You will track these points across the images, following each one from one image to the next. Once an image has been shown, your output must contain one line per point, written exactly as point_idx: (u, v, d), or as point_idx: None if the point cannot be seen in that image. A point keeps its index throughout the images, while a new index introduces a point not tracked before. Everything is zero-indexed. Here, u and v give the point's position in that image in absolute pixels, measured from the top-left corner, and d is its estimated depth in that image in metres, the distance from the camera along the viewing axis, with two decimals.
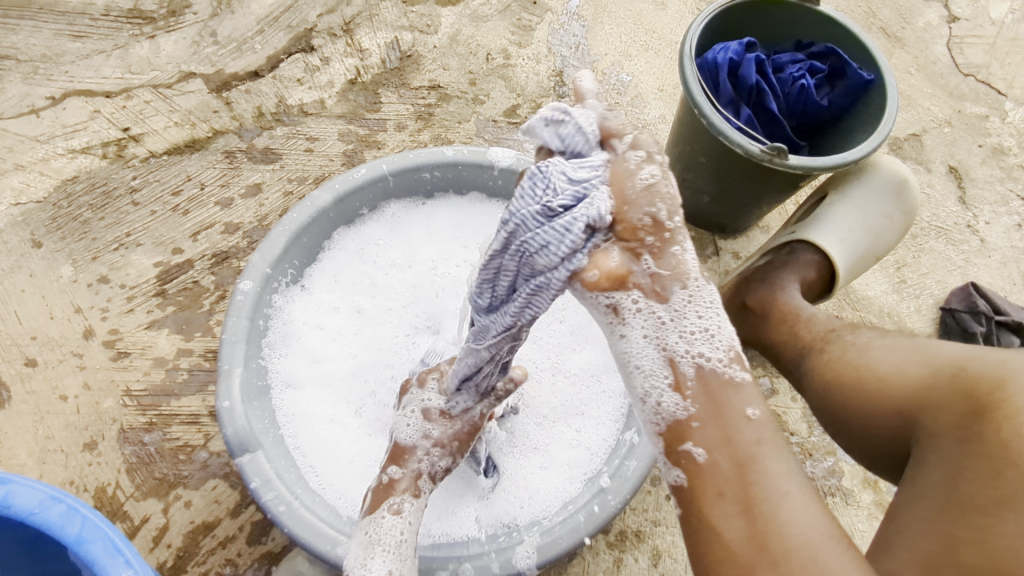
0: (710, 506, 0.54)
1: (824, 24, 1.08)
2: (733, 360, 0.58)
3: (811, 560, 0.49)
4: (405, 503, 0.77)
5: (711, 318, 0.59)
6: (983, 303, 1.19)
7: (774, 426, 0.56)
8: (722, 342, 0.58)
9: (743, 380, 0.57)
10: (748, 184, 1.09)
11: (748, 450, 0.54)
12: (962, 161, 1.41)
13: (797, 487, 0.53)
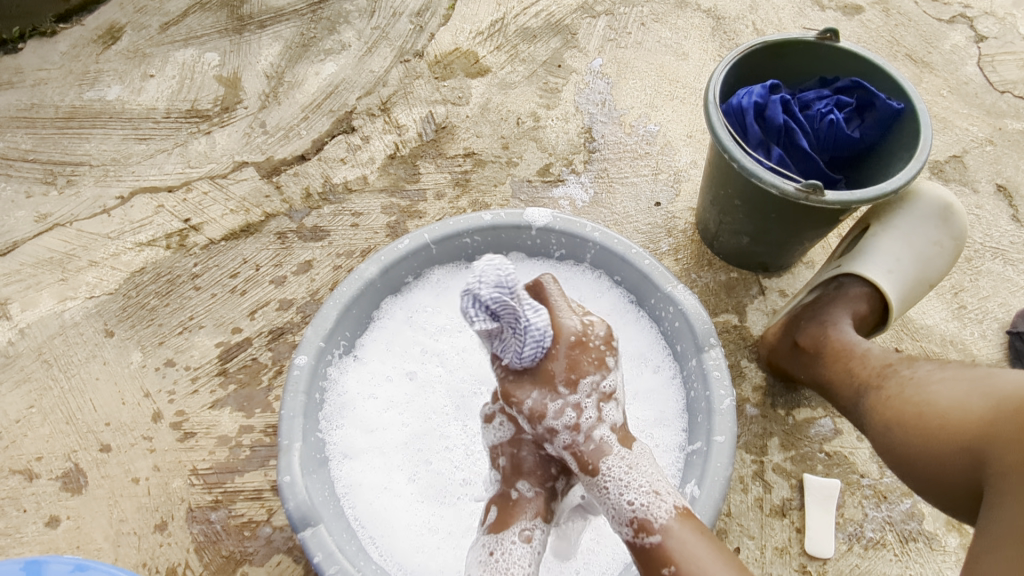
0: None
1: (847, 60, 1.09)
2: (659, 502, 0.77)
3: None
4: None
5: (638, 476, 0.80)
6: None
7: (700, 545, 0.73)
8: (640, 490, 0.79)
9: (666, 515, 0.76)
10: (786, 222, 1.08)
11: (675, 564, 0.72)
12: (1010, 179, 1.38)
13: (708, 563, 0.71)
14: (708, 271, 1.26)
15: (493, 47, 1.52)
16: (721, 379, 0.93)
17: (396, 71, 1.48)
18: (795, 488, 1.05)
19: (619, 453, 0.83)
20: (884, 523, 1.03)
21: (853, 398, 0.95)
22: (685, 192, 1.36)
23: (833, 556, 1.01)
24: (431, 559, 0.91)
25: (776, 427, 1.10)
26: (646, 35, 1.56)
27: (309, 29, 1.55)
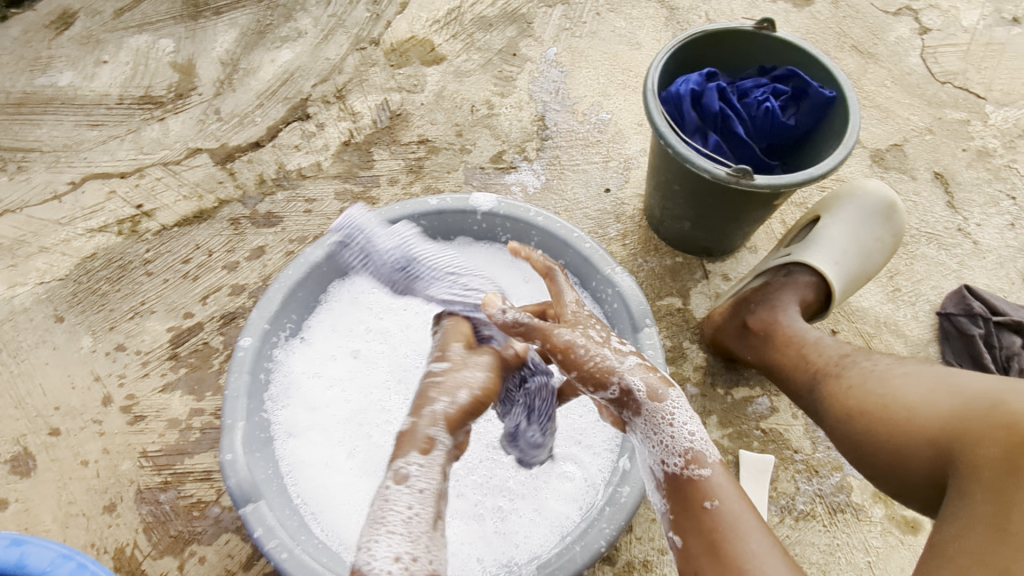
0: (681, 525, 0.70)
1: (785, 49, 1.13)
2: (692, 460, 0.72)
3: None
4: (411, 468, 0.72)
5: (675, 426, 0.74)
6: (979, 305, 1.19)
7: (742, 508, 0.68)
8: (678, 448, 0.74)
9: (703, 474, 0.71)
10: (723, 207, 1.12)
11: (715, 531, 0.67)
12: (947, 166, 1.43)
13: (767, 560, 0.63)
14: (655, 256, 1.29)
15: (449, 35, 1.54)
16: (654, 356, 0.96)
17: (352, 59, 1.49)
18: (731, 463, 1.09)
19: (656, 397, 0.76)
20: (815, 496, 1.07)
21: (803, 383, 0.98)
22: (635, 179, 1.39)
23: None
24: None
25: (715, 406, 1.14)
26: (601, 25, 1.58)
27: (265, 16, 1.55)
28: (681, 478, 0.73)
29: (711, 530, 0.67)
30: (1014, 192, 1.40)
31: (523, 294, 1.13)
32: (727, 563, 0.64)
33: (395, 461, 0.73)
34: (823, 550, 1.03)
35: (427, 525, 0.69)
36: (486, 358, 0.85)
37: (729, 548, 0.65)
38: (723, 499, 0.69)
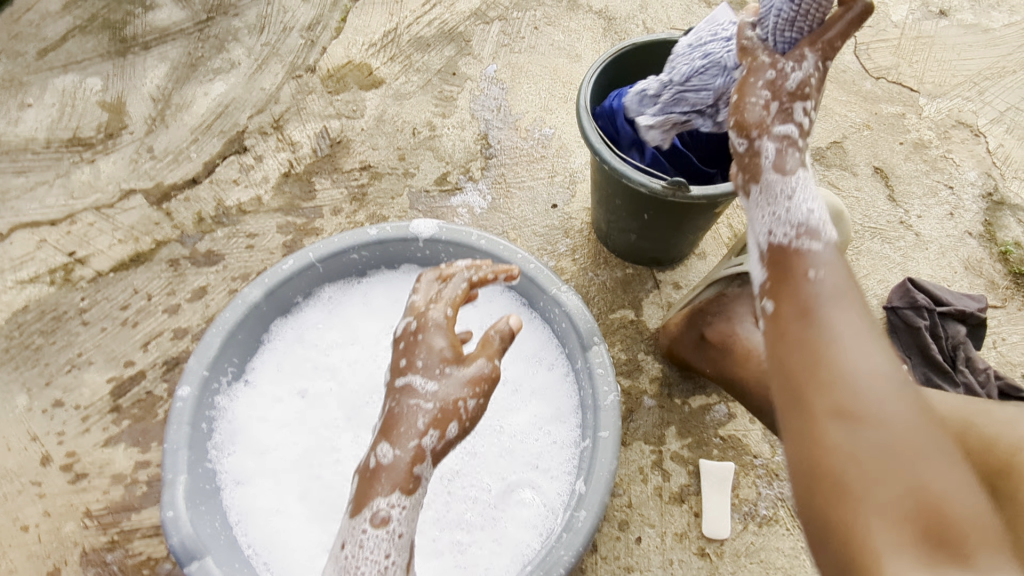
0: (781, 313, 0.64)
1: None
2: (805, 232, 0.68)
3: (849, 390, 0.57)
4: (391, 510, 0.71)
5: (793, 202, 0.70)
6: (922, 297, 1.20)
7: (853, 300, 0.63)
8: (793, 220, 0.69)
9: (812, 245, 0.67)
10: (664, 218, 1.12)
11: (826, 342, 0.60)
12: (886, 160, 1.45)
13: (871, 376, 0.57)
14: (605, 269, 1.29)
15: (387, 58, 1.52)
16: (604, 375, 0.96)
17: (288, 87, 1.47)
18: (692, 473, 1.09)
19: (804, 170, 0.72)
20: (777, 500, 1.07)
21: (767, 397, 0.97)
22: (581, 193, 1.38)
23: (729, 536, 1.04)
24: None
25: (673, 416, 1.14)
26: (539, 39, 1.58)
27: (196, 49, 1.52)
28: (794, 271, 0.66)
29: (802, 341, 0.61)
30: (951, 182, 1.43)
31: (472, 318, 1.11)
32: (832, 360, 0.59)
33: (373, 501, 0.72)
34: (788, 554, 1.03)
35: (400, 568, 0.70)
36: (448, 353, 0.79)
37: (826, 367, 0.58)
38: (830, 308, 0.62)
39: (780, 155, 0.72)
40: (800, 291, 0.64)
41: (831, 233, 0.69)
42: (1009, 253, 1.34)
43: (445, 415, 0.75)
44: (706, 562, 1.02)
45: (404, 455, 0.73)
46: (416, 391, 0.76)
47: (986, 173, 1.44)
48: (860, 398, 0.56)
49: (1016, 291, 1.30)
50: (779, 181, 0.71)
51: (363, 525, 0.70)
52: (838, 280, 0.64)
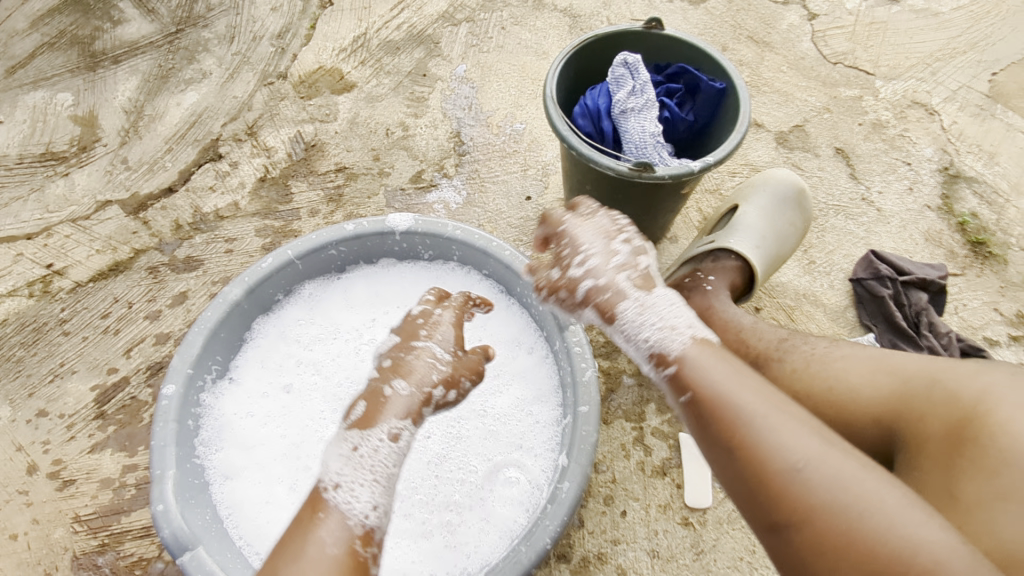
0: (692, 420, 0.67)
1: (675, 46, 1.17)
2: (662, 357, 0.72)
3: (780, 476, 0.58)
4: (404, 430, 0.75)
5: (643, 332, 0.75)
6: (885, 267, 1.25)
7: (737, 387, 0.65)
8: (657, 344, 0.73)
9: (682, 351, 0.71)
10: (633, 201, 1.15)
11: (733, 425, 0.62)
12: (846, 141, 1.50)
13: (768, 419, 0.61)
14: None
15: (357, 62, 1.54)
16: (582, 352, 0.98)
17: (260, 94, 1.48)
18: (673, 447, 1.12)
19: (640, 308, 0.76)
20: None
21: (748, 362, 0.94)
22: (554, 184, 1.41)
23: (712, 505, 1.07)
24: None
25: (653, 393, 1.17)
26: (506, 38, 1.61)
27: (167, 61, 1.53)
28: (696, 389, 0.67)
29: (742, 449, 0.61)
30: (909, 159, 1.48)
31: None
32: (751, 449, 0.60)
33: (389, 418, 0.75)
34: None
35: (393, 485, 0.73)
36: (459, 328, 0.87)
37: (776, 456, 0.59)
38: (748, 410, 0.62)
39: (614, 297, 0.78)
40: (715, 413, 0.64)
41: (707, 341, 0.72)
42: (966, 224, 1.39)
43: (455, 376, 0.81)
44: (690, 530, 1.05)
45: (418, 394, 0.78)
46: (438, 343, 0.83)
47: (941, 149, 1.50)
48: (784, 465, 0.58)
49: (974, 259, 1.34)
50: (627, 318, 0.76)
51: (380, 436, 0.73)
52: (740, 377, 0.66)
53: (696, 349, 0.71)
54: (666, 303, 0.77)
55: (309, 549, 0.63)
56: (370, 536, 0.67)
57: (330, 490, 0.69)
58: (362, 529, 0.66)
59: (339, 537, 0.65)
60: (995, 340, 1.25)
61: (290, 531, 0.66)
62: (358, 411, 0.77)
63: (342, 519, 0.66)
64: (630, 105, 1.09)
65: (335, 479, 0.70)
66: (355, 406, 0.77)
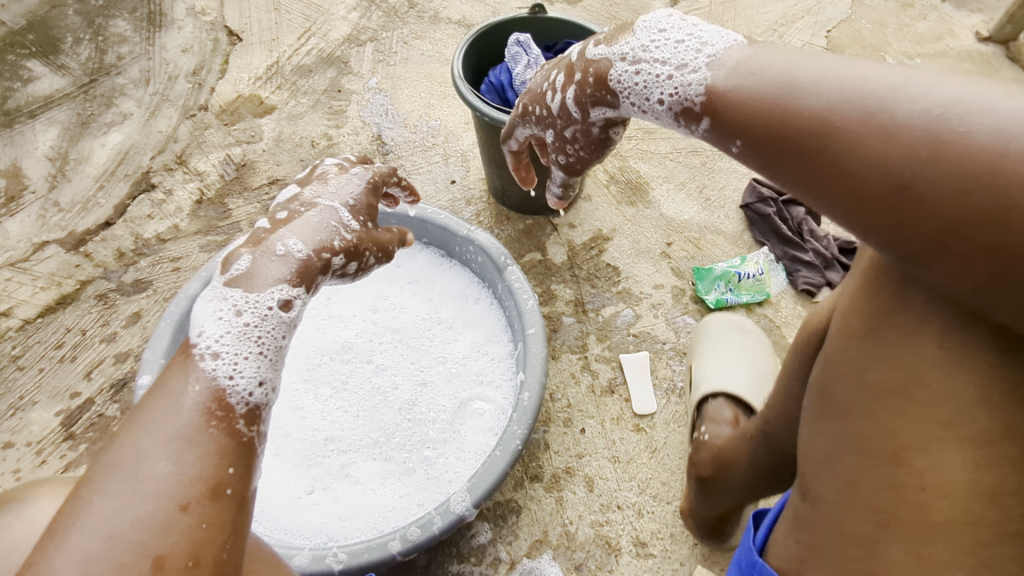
0: (761, 161, 0.60)
1: (560, 27, 1.34)
2: (686, 102, 0.66)
3: (893, 169, 0.50)
4: (285, 295, 0.72)
5: (655, 76, 0.68)
6: (766, 190, 1.47)
7: (770, 93, 0.58)
8: (676, 93, 0.66)
9: (702, 86, 0.64)
10: (544, 160, 1.30)
11: (812, 131, 0.55)
12: None
13: (855, 112, 0.52)
14: (508, 224, 1.46)
15: (274, 87, 1.64)
16: (523, 287, 1.10)
17: (184, 126, 1.56)
18: (616, 367, 1.26)
19: (623, 62, 0.72)
20: (689, 372, 1.26)
21: None
22: (474, 168, 1.55)
23: (657, 410, 1.22)
24: (314, 513, 0.98)
25: (591, 327, 1.31)
26: (410, 51, 1.74)
27: (84, 109, 1.58)
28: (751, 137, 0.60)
29: (840, 187, 0.54)
30: None
31: (400, 277, 1.23)
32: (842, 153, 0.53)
33: (271, 286, 0.71)
34: None
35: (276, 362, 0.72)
36: (365, 205, 0.83)
37: (884, 180, 0.51)
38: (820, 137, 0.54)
39: (608, 62, 0.73)
40: (794, 154, 0.57)
41: (738, 67, 0.62)
42: None
43: (359, 248, 0.80)
44: (642, 434, 1.19)
45: (314, 258, 0.75)
46: (340, 211, 0.79)
47: None
48: (892, 151, 0.50)
49: None
50: (627, 84, 0.71)
51: (269, 305, 0.71)
52: (800, 98, 0.56)
53: (727, 93, 0.62)
54: (667, 47, 0.68)
55: (182, 416, 0.62)
56: (252, 414, 0.66)
57: (207, 357, 0.67)
58: (244, 408, 0.66)
59: (201, 403, 0.63)
60: None
61: (154, 398, 0.63)
62: (245, 269, 0.72)
63: (215, 389, 0.65)
64: (529, 77, 1.24)
65: (214, 346, 0.67)
66: (242, 260, 0.73)
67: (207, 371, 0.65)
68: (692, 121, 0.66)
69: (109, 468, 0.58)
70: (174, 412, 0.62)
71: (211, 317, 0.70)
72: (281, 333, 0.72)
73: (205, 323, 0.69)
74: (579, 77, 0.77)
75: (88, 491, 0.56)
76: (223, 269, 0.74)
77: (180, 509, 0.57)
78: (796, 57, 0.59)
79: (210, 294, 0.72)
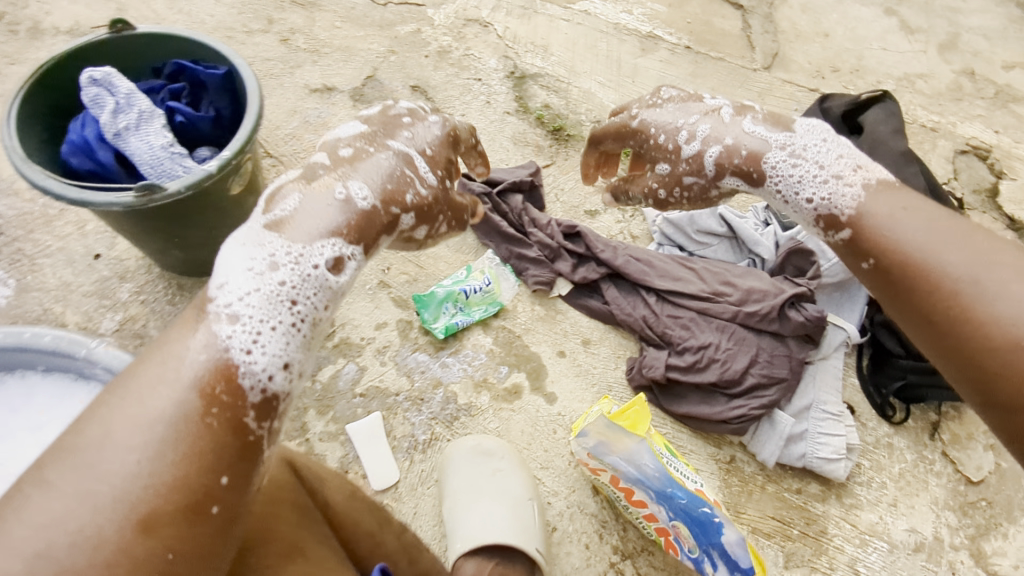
0: (874, 266, 0.71)
1: (162, 43, 1.04)
2: (830, 223, 0.76)
3: (1001, 331, 0.59)
4: (284, 271, 0.63)
5: (805, 185, 0.78)
6: (476, 185, 1.29)
7: (922, 228, 0.69)
8: (821, 207, 0.76)
9: (847, 215, 0.74)
10: (185, 223, 1.02)
11: (928, 267, 0.66)
12: (419, 77, 1.47)
13: (974, 273, 0.63)
14: (184, 294, 1.18)
15: None
16: None
17: None
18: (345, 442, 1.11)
19: (781, 150, 0.80)
20: (430, 421, 1.14)
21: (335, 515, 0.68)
22: None
23: (402, 475, 1.10)
24: None
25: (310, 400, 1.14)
26: (5, 85, 1.30)
27: None
28: (901, 262, 0.68)
29: (948, 343, 0.63)
30: (479, 75, 1.50)
31: None
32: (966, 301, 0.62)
33: (285, 248, 0.63)
34: None
35: (304, 343, 0.64)
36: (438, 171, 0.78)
37: (1002, 335, 0.59)
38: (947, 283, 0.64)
39: (754, 150, 0.81)
40: (913, 288, 0.67)
41: (868, 207, 0.73)
42: (543, 117, 1.46)
43: (426, 211, 0.76)
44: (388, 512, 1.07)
45: (377, 211, 0.70)
46: (395, 163, 0.73)
47: (504, 56, 1.53)
48: (992, 300, 0.61)
49: (559, 146, 1.43)
50: (782, 173, 0.79)
51: (313, 262, 0.64)
52: (937, 259, 0.65)
53: (879, 229, 0.71)
54: (822, 152, 0.78)
55: (185, 356, 0.57)
56: (267, 404, 0.59)
57: (224, 319, 0.59)
58: (258, 395, 0.58)
59: (203, 379, 0.56)
60: (594, 211, 1.36)
61: (161, 342, 0.59)
62: (294, 212, 0.66)
63: (224, 362, 0.58)
64: (122, 124, 0.94)
65: (235, 305, 0.60)
66: (292, 198, 0.67)
67: (223, 339, 0.58)
68: (828, 225, 0.76)
69: (53, 454, 0.51)
70: (176, 351, 0.58)
71: (230, 258, 0.63)
72: (319, 299, 0.65)
73: (224, 271, 0.62)
74: (638, 126, 0.90)
75: (33, 483, 0.49)
76: (268, 205, 0.67)
77: (140, 531, 0.49)
78: (919, 226, 0.69)
79: (247, 233, 0.65)
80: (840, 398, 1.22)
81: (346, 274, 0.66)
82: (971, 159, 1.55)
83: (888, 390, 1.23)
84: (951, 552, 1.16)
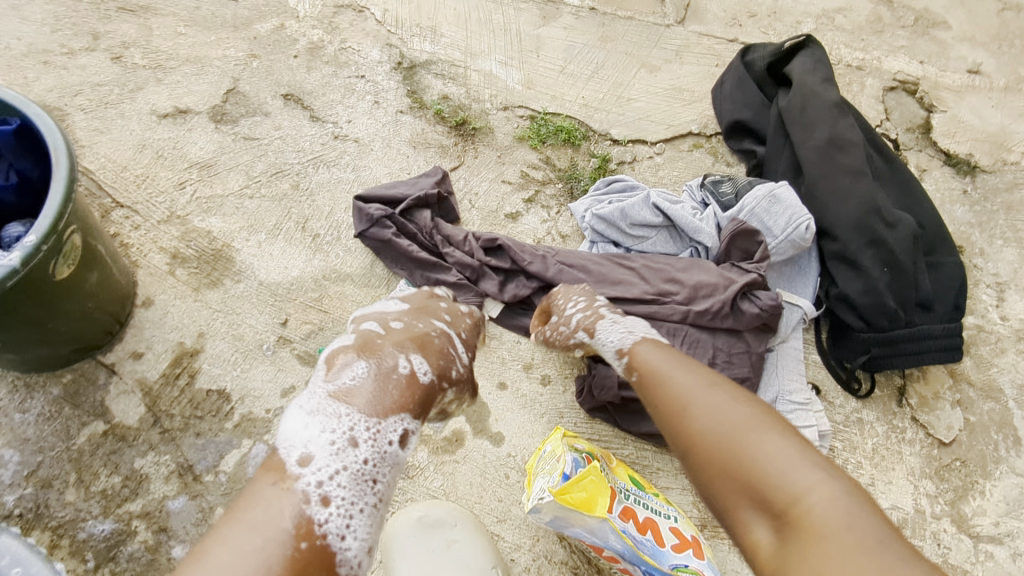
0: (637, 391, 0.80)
1: None
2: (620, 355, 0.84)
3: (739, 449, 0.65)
4: (358, 457, 0.65)
5: (604, 335, 0.87)
6: (374, 207, 1.09)
7: (681, 371, 0.75)
8: (614, 349, 0.85)
9: (629, 351, 0.83)
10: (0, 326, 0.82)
11: (661, 390, 0.75)
12: (291, 83, 1.26)
13: (694, 395, 0.72)
14: (37, 395, 0.98)
15: None
16: None
17: None
18: None
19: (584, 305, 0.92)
20: None
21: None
22: None
23: None
24: None
25: (213, 496, 0.95)
26: None
27: None
28: (645, 376, 0.79)
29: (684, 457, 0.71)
30: (361, 71, 1.29)
31: None
32: (691, 419, 0.70)
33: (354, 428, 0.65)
34: None
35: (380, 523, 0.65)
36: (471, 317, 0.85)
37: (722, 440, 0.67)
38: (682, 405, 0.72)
39: (594, 318, 0.89)
40: (659, 410, 0.75)
41: (637, 337, 0.84)
42: (442, 111, 1.27)
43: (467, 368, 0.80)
44: None
45: (432, 384, 0.73)
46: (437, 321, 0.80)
47: (387, 45, 1.33)
48: (704, 422, 0.69)
49: (465, 143, 1.26)
50: (607, 331, 0.87)
51: (388, 442, 0.67)
52: (669, 385, 0.75)
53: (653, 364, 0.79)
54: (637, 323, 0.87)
55: (278, 525, 0.58)
56: None
57: (318, 504, 0.60)
58: None
59: (298, 537, 0.58)
60: (515, 213, 1.21)
61: (245, 504, 0.59)
62: (360, 382, 0.69)
63: (323, 546, 0.59)
64: None
65: (324, 490, 0.61)
66: (358, 366, 0.70)
67: (322, 520, 0.59)
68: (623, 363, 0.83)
69: None
70: (270, 527, 0.57)
71: (304, 428, 0.65)
72: (390, 474, 0.67)
73: (299, 440, 0.64)
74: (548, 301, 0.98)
75: None
76: (332, 374, 0.69)
77: None
78: (670, 360, 0.78)
79: (309, 403, 0.67)
80: (806, 381, 1.13)
81: (410, 447, 0.69)
82: (900, 94, 1.47)
83: (854, 364, 1.13)
84: (934, 523, 1.09)
